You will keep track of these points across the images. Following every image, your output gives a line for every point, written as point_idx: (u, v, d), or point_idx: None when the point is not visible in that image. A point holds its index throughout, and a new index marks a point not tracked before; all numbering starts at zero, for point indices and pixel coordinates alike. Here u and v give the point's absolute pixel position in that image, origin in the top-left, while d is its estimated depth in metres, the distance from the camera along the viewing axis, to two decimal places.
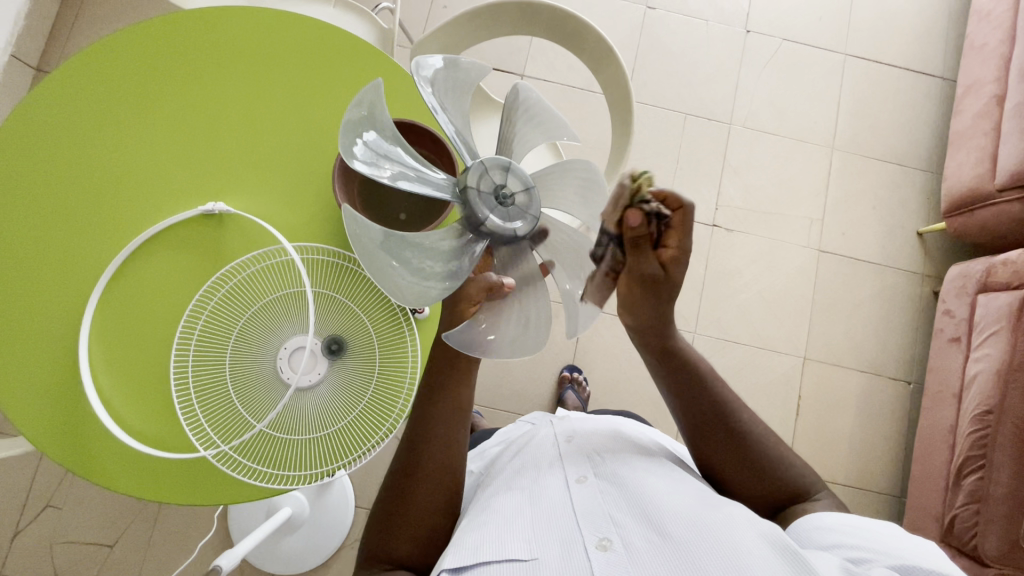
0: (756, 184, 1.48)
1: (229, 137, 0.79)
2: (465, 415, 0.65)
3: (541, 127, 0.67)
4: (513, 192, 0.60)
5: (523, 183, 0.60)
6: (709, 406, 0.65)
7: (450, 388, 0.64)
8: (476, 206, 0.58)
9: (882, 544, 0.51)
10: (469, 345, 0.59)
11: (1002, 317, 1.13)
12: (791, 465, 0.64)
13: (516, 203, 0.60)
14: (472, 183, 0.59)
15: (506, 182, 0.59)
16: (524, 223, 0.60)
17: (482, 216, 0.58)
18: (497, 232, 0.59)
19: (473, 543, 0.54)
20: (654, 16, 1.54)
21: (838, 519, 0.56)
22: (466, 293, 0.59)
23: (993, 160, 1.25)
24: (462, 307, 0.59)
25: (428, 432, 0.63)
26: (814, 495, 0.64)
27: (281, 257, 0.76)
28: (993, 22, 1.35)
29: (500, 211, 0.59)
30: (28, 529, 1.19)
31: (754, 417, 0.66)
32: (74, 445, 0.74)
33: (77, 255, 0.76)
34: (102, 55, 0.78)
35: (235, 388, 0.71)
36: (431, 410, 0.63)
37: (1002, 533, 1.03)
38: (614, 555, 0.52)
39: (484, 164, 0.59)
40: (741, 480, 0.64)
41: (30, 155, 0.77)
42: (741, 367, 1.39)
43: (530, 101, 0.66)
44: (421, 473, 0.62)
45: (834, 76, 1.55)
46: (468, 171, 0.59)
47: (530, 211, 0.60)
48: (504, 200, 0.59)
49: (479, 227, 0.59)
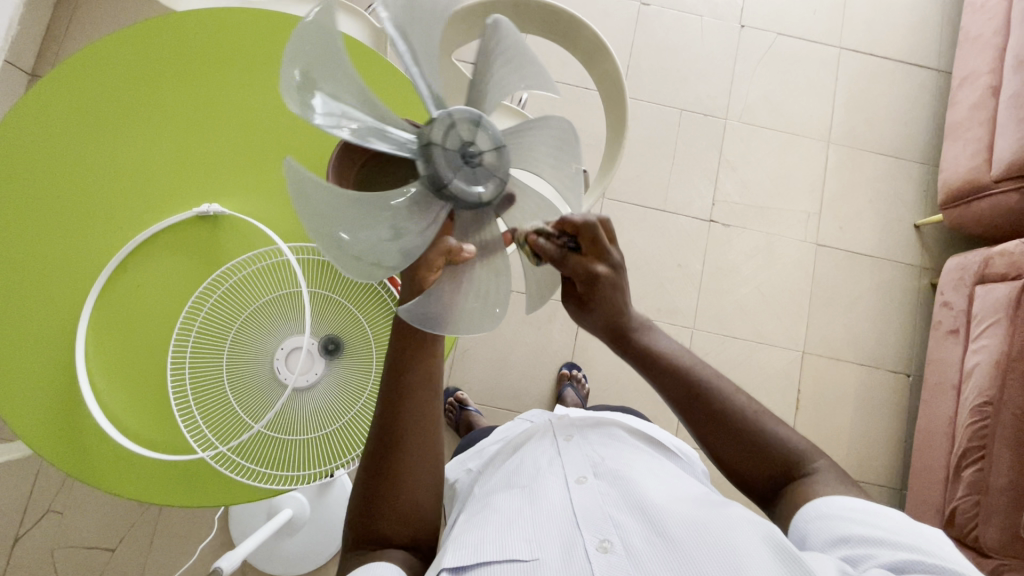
0: (752, 179, 1.48)
1: (226, 139, 0.79)
2: (436, 390, 0.63)
3: (519, 74, 0.61)
4: (482, 152, 0.55)
5: (492, 142, 0.56)
6: (681, 379, 0.66)
7: (421, 363, 0.62)
8: (439, 166, 0.54)
9: (881, 536, 0.51)
10: (428, 319, 0.56)
11: (1000, 308, 1.13)
12: (781, 436, 0.63)
13: (483, 164, 0.56)
14: (438, 138, 0.54)
15: (474, 139, 0.55)
16: (491, 186, 0.56)
17: (447, 177, 0.54)
18: (461, 196, 0.55)
19: (472, 542, 0.54)
20: (647, 13, 1.54)
21: (843, 506, 0.55)
22: (425, 260, 0.55)
23: (989, 151, 1.25)
24: (420, 276, 0.55)
25: (398, 408, 0.61)
26: (809, 466, 0.61)
27: (276, 257, 0.75)
28: (987, 13, 1.35)
29: (465, 172, 0.55)
30: (28, 535, 1.19)
31: (737, 389, 0.66)
32: (74, 448, 0.74)
33: (74, 260, 0.76)
34: (95, 58, 0.78)
35: (233, 391, 0.71)
36: (401, 387, 0.61)
37: (1001, 524, 1.03)
38: (614, 557, 0.52)
39: (451, 117, 0.55)
40: (726, 455, 0.64)
41: (26, 159, 0.76)
42: (741, 362, 1.39)
43: (506, 42, 0.59)
44: (399, 452, 0.61)
45: (828, 69, 1.55)
46: (433, 123, 0.54)
47: (500, 171, 0.57)
48: (471, 160, 0.55)
49: (442, 189, 0.55)
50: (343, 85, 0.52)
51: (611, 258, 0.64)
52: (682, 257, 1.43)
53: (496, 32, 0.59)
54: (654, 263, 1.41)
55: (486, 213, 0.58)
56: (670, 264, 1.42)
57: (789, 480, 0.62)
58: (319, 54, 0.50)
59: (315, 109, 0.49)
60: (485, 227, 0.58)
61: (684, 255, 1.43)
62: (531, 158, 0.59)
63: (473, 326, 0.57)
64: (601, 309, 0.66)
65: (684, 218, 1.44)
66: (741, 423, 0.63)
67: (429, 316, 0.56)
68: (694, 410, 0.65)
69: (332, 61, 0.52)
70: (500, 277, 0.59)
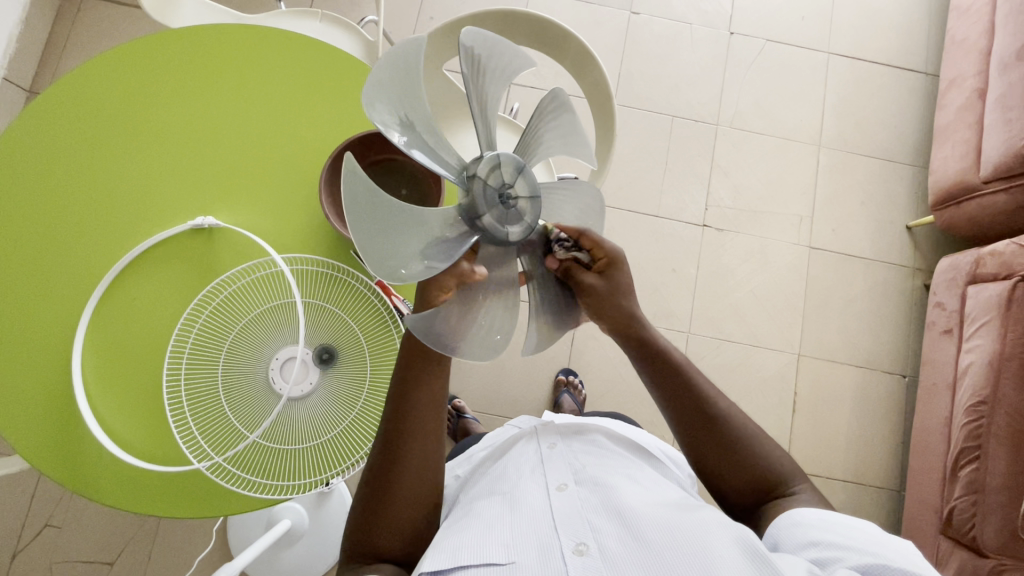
0: (744, 183, 1.49)
1: (219, 153, 0.80)
2: (440, 406, 0.63)
3: (500, 73, 0.59)
4: (517, 194, 0.57)
5: (530, 188, 0.58)
6: (686, 390, 0.67)
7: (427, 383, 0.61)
8: (476, 200, 0.55)
9: (849, 542, 0.51)
10: (433, 335, 0.52)
11: (992, 307, 1.13)
12: (768, 454, 0.64)
13: (517, 207, 0.57)
14: (483, 173, 0.55)
15: (514, 182, 0.57)
16: (519, 229, 0.58)
17: (483, 211, 0.55)
18: (492, 231, 0.56)
19: (452, 547, 0.54)
20: (638, 22, 1.56)
21: (813, 517, 0.56)
22: (437, 281, 0.53)
23: (977, 152, 1.26)
24: (429, 297, 0.54)
25: (402, 425, 0.61)
26: (789, 488, 0.63)
27: (271, 268, 0.76)
28: (972, 17, 1.36)
29: (499, 210, 0.56)
30: (28, 548, 1.19)
31: (729, 403, 0.67)
32: (70, 462, 0.74)
33: (69, 275, 0.77)
34: (88, 76, 0.79)
35: (228, 401, 0.72)
36: (405, 404, 0.61)
37: (999, 523, 1.03)
38: (590, 560, 0.52)
39: (499, 158, 0.56)
40: (717, 469, 0.65)
41: (23, 176, 0.78)
42: (736, 365, 1.39)
43: (490, 50, 0.57)
44: (398, 471, 0.61)
45: (818, 74, 1.57)
46: (480, 161, 0.56)
47: (528, 216, 0.58)
48: (506, 201, 0.56)
49: (474, 220, 0.55)
50: (416, 104, 0.53)
51: (608, 246, 0.64)
52: (676, 261, 1.43)
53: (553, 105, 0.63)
54: (648, 269, 1.42)
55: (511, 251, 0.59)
56: (665, 269, 1.43)
57: (769, 498, 0.63)
58: (400, 75, 0.50)
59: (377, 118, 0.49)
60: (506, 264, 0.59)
61: (678, 260, 1.44)
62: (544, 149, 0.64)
63: (481, 351, 0.55)
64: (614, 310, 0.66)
65: (677, 223, 1.45)
66: (738, 442, 0.64)
67: (440, 330, 0.53)
68: (695, 423, 0.65)
69: (410, 84, 0.52)
70: (509, 307, 0.59)
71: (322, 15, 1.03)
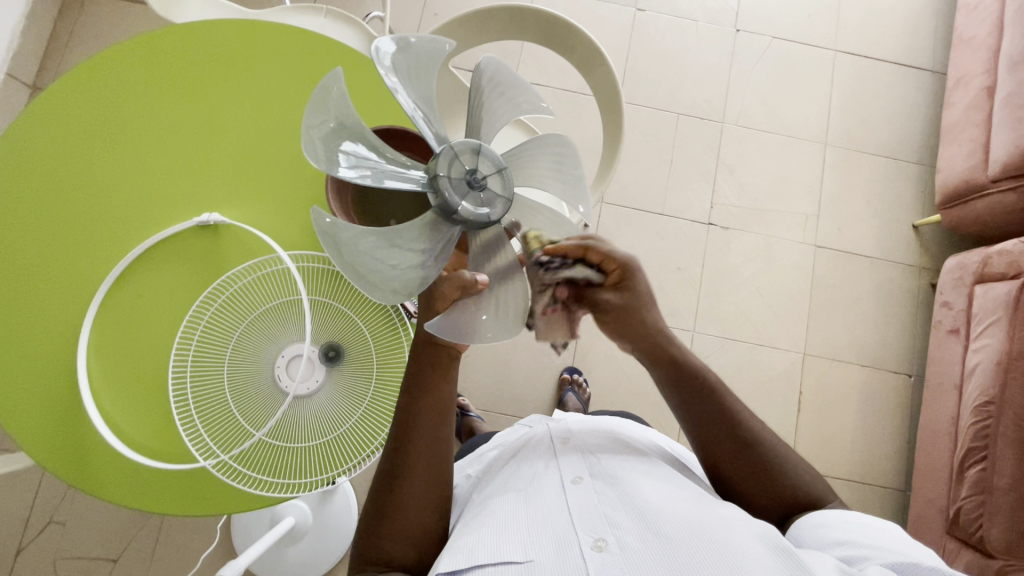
0: (750, 182, 1.48)
1: (224, 148, 0.80)
2: (449, 409, 0.63)
3: (511, 106, 0.62)
4: (484, 175, 0.58)
5: (494, 165, 0.59)
6: (718, 409, 0.66)
7: (437, 388, 0.62)
8: (447, 194, 0.56)
9: (878, 542, 0.51)
10: (457, 330, 0.57)
11: (1000, 307, 1.13)
12: (801, 473, 0.64)
13: (488, 187, 0.58)
14: (443, 170, 0.56)
15: (477, 165, 0.58)
16: (498, 207, 0.58)
17: (456, 202, 0.56)
18: (471, 219, 0.57)
19: (468, 546, 0.54)
20: (643, 19, 1.55)
21: (839, 517, 0.55)
22: (439, 292, 0.57)
23: (985, 151, 1.25)
24: (433, 306, 0.58)
25: (409, 430, 0.61)
26: (823, 505, 0.62)
27: (277, 265, 0.76)
28: (980, 15, 1.35)
29: (472, 196, 0.57)
30: (31, 544, 1.19)
31: (759, 420, 0.67)
32: (75, 460, 0.74)
33: (75, 270, 0.77)
34: (92, 72, 0.79)
35: (234, 398, 0.71)
36: (414, 409, 0.61)
37: (1007, 524, 1.02)
38: (609, 556, 0.52)
39: (453, 149, 0.57)
40: (747, 487, 0.64)
41: (27, 171, 0.77)
42: (741, 364, 1.39)
43: (500, 76, 0.61)
44: (406, 474, 0.61)
45: (824, 72, 1.56)
46: (438, 158, 0.57)
47: (502, 193, 0.59)
48: (475, 184, 0.57)
49: (452, 215, 0.57)
50: (356, 133, 0.57)
51: (619, 256, 0.65)
52: (681, 260, 1.43)
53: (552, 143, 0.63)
54: (653, 267, 1.42)
55: (502, 238, 0.60)
56: (670, 267, 1.42)
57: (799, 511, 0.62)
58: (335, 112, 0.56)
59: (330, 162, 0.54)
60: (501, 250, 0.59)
61: (683, 258, 1.43)
62: (531, 174, 0.63)
63: (498, 331, 0.57)
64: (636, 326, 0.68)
65: (682, 221, 1.45)
66: (772, 461, 0.63)
67: (445, 333, 0.57)
68: (727, 441, 0.64)
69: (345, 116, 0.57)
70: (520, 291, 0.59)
71: (327, 10, 1.02)
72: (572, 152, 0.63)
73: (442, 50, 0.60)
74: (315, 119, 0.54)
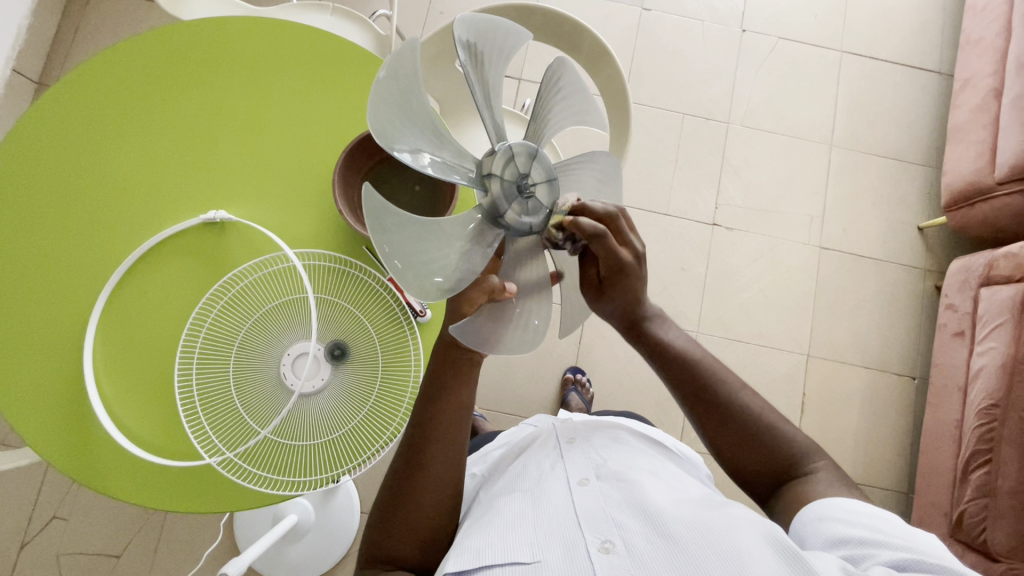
0: (755, 182, 1.48)
1: (230, 144, 0.80)
2: (466, 413, 0.63)
3: (572, 111, 0.61)
4: (535, 182, 0.54)
5: (546, 173, 0.55)
6: (695, 372, 0.66)
7: (456, 391, 0.61)
8: (498, 198, 0.52)
9: (885, 537, 0.51)
10: (479, 340, 0.56)
11: (1006, 310, 1.12)
12: (783, 435, 0.63)
13: (537, 196, 0.54)
14: (498, 170, 0.52)
15: (530, 170, 0.54)
16: (541, 218, 0.55)
17: (503, 208, 0.53)
18: (515, 227, 0.54)
19: (476, 546, 0.54)
20: (649, 18, 1.54)
21: (842, 507, 0.55)
22: (467, 296, 0.54)
23: (992, 153, 1.25)
24: (459, 310, 0.55)
25: (426, 433, 0.61)
26: (808, 467, 0.62)
27: (283, 263, 0.77)
28: (988, 16, 1.35)
29: (521, 203, 0.53)
30: (35, 540, 1.19)
31: (744, 387, 0.66)
32: (80, 455, 0.74)
33: (81, 266, 0.77)
34: (101, 67, 0.79)
35: (239, 396, 0.71)
36: (431, 411, 0.61)
37: (1010, 527, 1.02)
38: (616, 557, 0.52)
39: (511, 150, 0.52)
40: (734, 456, 0.64)
41: (34, 167, 0.77)
42: (745, 366, 1.38)
43: (565, 80, 0.59)
44: (419, 475, 0.61)
45: (830, 73, 1.56)
46: (493, 156, 0.52)
47: (547, 203, 0.55)
48: (527, 191, 0.53)
49: (498, 219, 0.53)
50: (419, 104, 0.49)
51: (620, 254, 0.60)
52: (685, 260, 1.43)
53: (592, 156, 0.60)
54: (657, 267, 1.41)
55: (536, 247, 0.58)
56: (674, 267, 1.42)
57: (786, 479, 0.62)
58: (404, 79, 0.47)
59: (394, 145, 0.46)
60: (533, 261, 0.58)
61: (688, 258, 1.43)
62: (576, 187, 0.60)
63: (519, 346, 0.58)
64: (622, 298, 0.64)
65: (687, 221, 1.45)
66: (751, 423, 0.64)
67: (471, 340, 0.55)
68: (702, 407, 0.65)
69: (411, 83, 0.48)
70: (544, 303, 0.59)
71: (334, 8, 1.02)
72: (616, 164, 0.61)
73: (518, 38, 0.54)
74: (384, 83, 0.45)
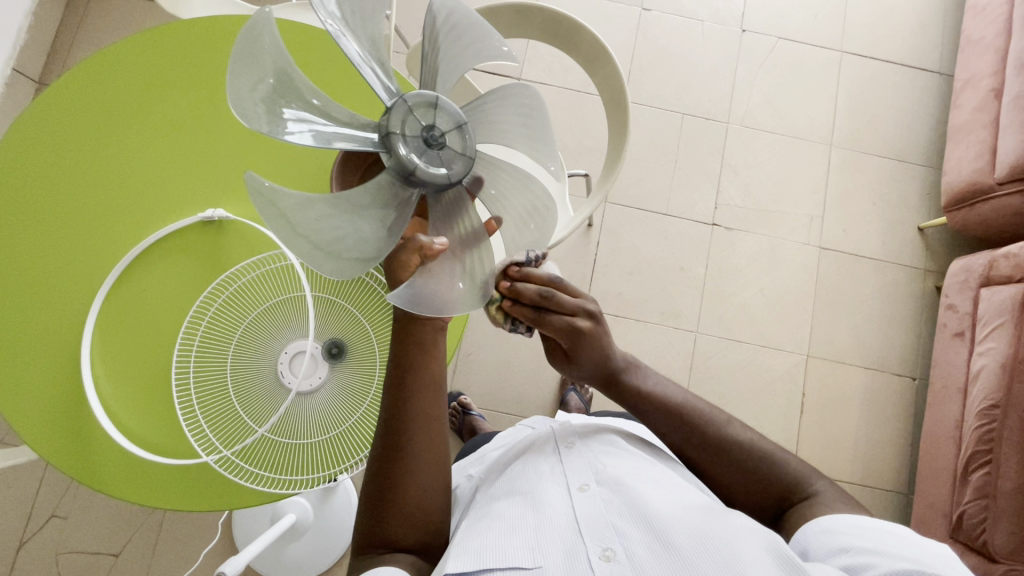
0: (755, 182, 1.48)
1: (229, 143, 0.80)
2: (439, 388, 0.63)
3: (473, 50, 0.59)
4: (443, 131, 0.56)
5: (452, 120, 0.57)
6: (675, 418, 0.66)
7: (423, 367, 0.62)
8: (402, 153, 0.55)
9: (888, 548, 0.50)
10: (420, 302, 0.53)
11: (1005, 310, 1.12)
12: (781, 463, 0.63)
13: (447, 144, 0.56)
14: (396, 126, 0.55)
15: (434, 122, 0.56)
16: (458, 166, 0.57)
17: (411, 162, 0.55)
18: (429, 178, 0.55)
19: (475, 548, 0.54)
20: (649, 18, 1.55)
21: (849, 522, 0.55)
22: (398, 260, 0.55)
23: (992, 153, 1.25)
24: (397, 276, 0.56)
25: (401, 413, 0.61)
26: (810, 489, 0.62)
27: (281, 262, 0.76)
28: (988, 16, 1.35)
29: (428, 154, 0.56)
30: (33, 539, 1.19)
31: (732, 420, 0.66)
32: (76, 454, 0.74)
33: (77, 265, 0.77)
34: (100, 68, 0.79)
35: (236, 395, 0.71)
36: (404, 387, 0.61)
37: (1010, 528, 1.02)
38: (617, 565, 0.52)
39: (408, 102, 0.55)
40: (731, 485, 0.64)
41: (34, 165, 0.77)
42: (744, 366, 1.38)
43: (455, 18, 0.58)
44: (404, 458, 0.60)
45: (831, 73, 1.55)
46: (390, 114, 0.55)
47: (462, 150, 0.57)
48: (433, 141, 0.56)
49: (410, 175, 0.55)
50: (290, 86, 0.52)
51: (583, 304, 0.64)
52: (685, 260, 1.42)
53: (523, 97, 0.60)
54: (656, 268, 1.41)
55: (462, 200, 0.59)
56: (673, 268, 1.42)
57: (788, 504, 0.62)
58: (270, 64, 0.50)
59: (265, 128, 0.49)
60: (463, 211, 0.58)
61: (687, 259, 1.43)
62: (499, 128, 0.61)
63: (466, 300, 0.55)
64: (591, 357, 0.66)
65: (686, 221, 1.44)
66: (742, 458, 0.63)
67: (410, 299, 0.53)
68: (689, 439, 0.65)
69: (281, 68, 0.51)
70: (488, 257, 0.58)
71: None
72: (538, 104, 0.60)
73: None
74: (248, 73, 0.48)
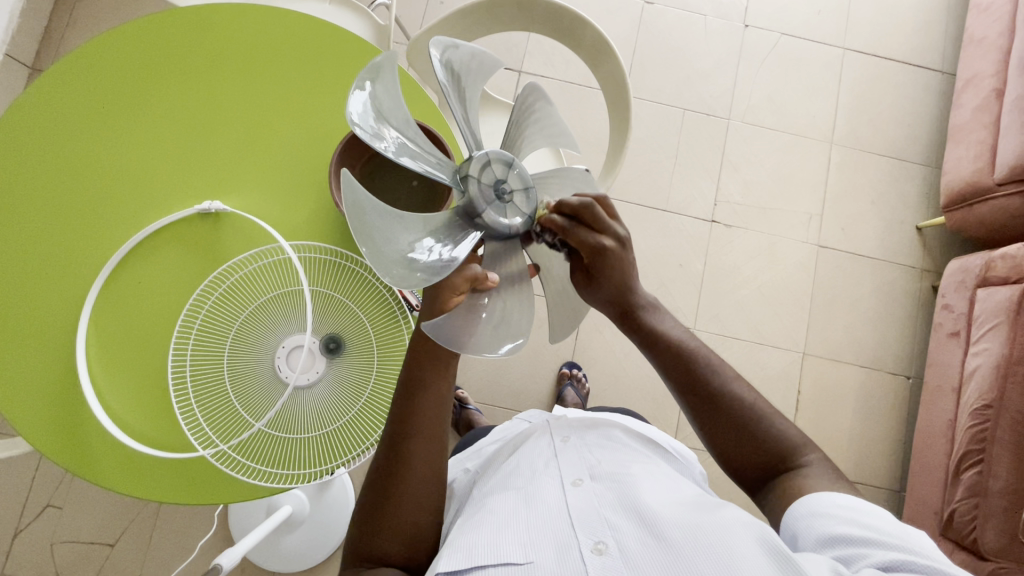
0: (755, 179, 1.47)
1: (227, 134, 0.79)
2: (446, 406, 0.62)
3: (547, 133, 0.63)
4: (512, 188, 0.56)
5: (523, 181, 0.57)
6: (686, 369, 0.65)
7: (435, 385, 0.61)
8: (474, 198, 0.55)
9: (875, 534, 0.51)
10: (446, 337, 0.54)
11: (1001, 311, 1.13)
12: (774, 429, 0.63)
13: (514, 201, 0.57)
14: (474, 172, 0.55)
15: (507, 177, 0.56)
16: (520, 222, 0.57)
17: (480, 207, 0.55)
18: (492, 226, 0.55)
19: (469, 545, 0.54)
20: (652, 12, 1.53)
21: (833, 501, 0.55)
22: (449, 282, 0.54)
23: (992, 154, 1.24)
24: (441, 297, 0.54)
25: (406, 431, 0.61)
26: (800, 461, 0.62)
27: (280, 256, 0.76)
28: (993, 15, 1.34)
29: (497, 205, 0.56)
30: (27, 529, 1.19)
31: (735, 379, 0.66)
32: (71, 447, 0.74)
33: (72, 257, 0.76)
34: (94, 57, 0.78)
35: (233, 389, 0.71)
36: (414, 405, 0.61)
37: (999, 528, 1.03)
38: (609, 559, 0.52)
39: (488, 155, 0.56)
40: (725, 447, 0.64)
41: (28, 155, 0.76)
42: (741, 363, 1.39)
43: (544, 109, 0.62)
44: (404, 471, 0.61)
45: (833, 70, 1.55)
46: (470, 161, 0.55)
47: (524, 208, 0.57)
48: (503, 195, 0.56)
49: (475, 219, 0.55)
50: (390, 112, 0.54)
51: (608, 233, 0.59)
52: (684, 257, 1.42)
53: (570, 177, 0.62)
54: (654, 263, 1.41)
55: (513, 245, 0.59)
56: (672, 264, 1.42)
57: (779, 472, 0.62)
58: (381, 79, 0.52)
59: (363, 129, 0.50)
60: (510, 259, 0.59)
61: (686, 255, 1.43)
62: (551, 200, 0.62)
63: (493, 345, 0.55)
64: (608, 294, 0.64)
65: (685, 218, 1.44)
66: (738, 416, 0.63)
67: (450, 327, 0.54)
68: (697, 414, 0.65)
69: (390, 90, 0.54)
70: (525, 302, 0.58)
71: None
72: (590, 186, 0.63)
73: (563, 148, 0.64)
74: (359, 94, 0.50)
